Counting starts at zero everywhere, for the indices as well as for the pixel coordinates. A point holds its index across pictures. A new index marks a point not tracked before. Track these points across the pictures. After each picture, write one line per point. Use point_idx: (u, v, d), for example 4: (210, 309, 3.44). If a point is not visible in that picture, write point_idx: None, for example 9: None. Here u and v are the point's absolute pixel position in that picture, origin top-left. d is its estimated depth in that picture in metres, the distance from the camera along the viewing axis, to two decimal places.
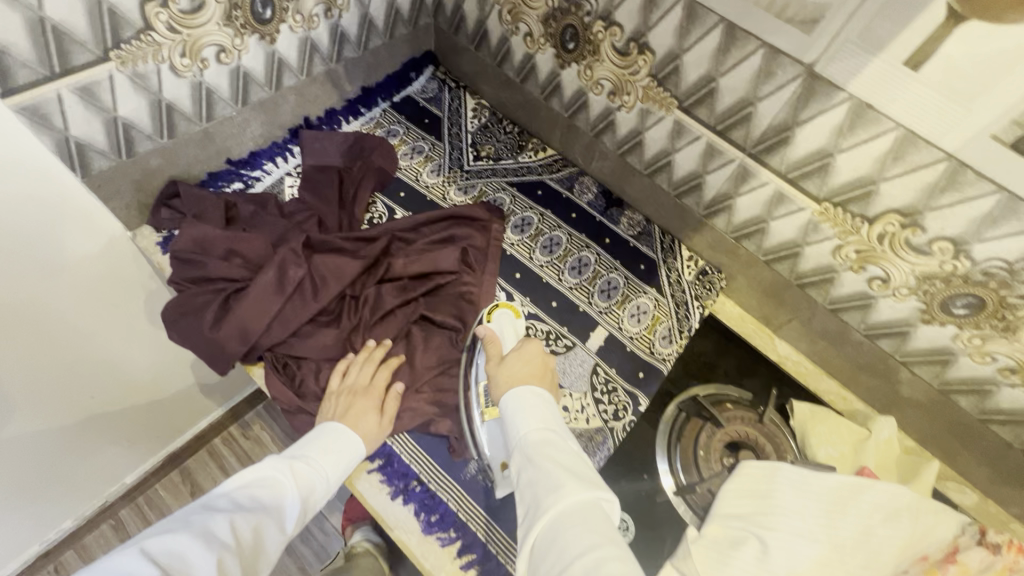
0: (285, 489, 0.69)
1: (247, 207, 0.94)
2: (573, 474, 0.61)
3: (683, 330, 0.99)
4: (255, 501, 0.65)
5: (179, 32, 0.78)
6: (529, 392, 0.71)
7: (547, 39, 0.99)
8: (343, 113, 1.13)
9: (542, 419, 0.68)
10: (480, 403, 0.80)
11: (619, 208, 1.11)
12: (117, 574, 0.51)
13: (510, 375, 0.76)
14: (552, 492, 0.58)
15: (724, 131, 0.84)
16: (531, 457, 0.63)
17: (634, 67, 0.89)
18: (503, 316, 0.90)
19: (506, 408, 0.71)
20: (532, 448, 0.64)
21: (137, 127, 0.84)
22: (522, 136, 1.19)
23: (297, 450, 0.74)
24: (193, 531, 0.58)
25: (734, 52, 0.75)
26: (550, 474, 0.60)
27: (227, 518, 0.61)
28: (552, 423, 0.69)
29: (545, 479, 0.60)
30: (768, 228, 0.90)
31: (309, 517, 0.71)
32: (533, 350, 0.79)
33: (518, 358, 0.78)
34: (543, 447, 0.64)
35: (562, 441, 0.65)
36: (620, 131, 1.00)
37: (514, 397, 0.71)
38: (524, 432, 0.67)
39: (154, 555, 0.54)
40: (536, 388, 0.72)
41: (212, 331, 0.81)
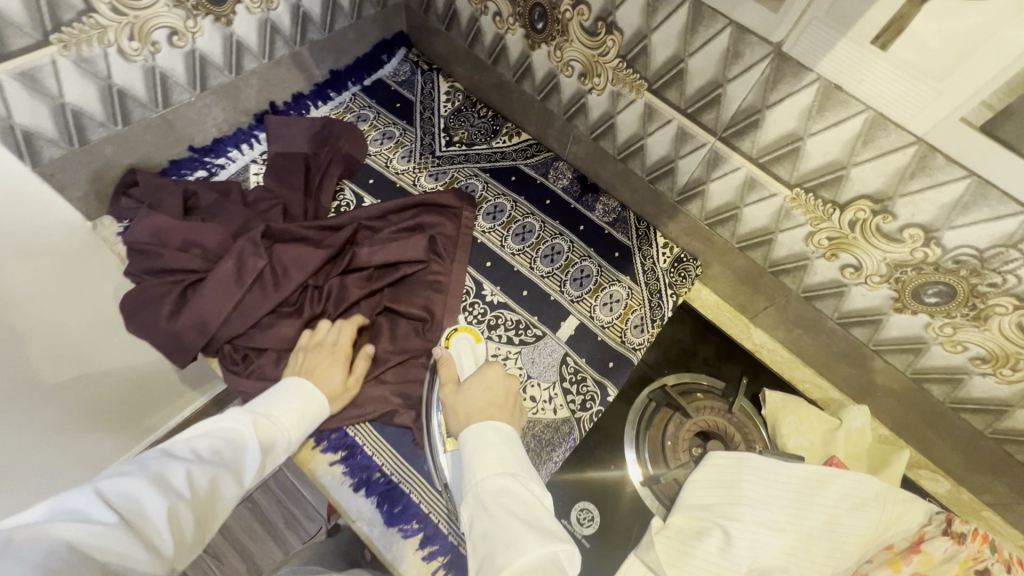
0: (247, 441, 0.67)
1: (208, 196, 0.92)
2: (529, 525, 0.58)
3: (656, 319, 0.97)
4: (215, 452, 0.63)
5: (125, 14, 0.75)
6: (489, 429, 0.69)
7: (516, 19, 0.95)
8: (311, 97, 1.10)
9: (499, 462, 0.65)
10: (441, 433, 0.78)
11: (594, 194, 1.09)
12: (69, 515, 0.49)
13: (469, 406, 0.73)
14: (507, 550, 0.55)
15: (695, 114, 0.81)
16: (486, 510, 0.61)
17: (603, 48, 0.85)
18: (463, 342, 0.88)
19: (463, 452, 0.68)
20: (487, 500, 0.61)
21: (88, 114, 0.81)
22: (496, 120, 1.16)
23: (261, 405, 0.72)
24: (149, 478, 0.56)
25: (701, 31, 0.72)
26: (503, 530, 0.57)
27: (185, 466, 0.59)
28: (512, 466, 0.66)
29: (501, 536, 0.57)
30: (741, 215, 0.88)
31: (269, 469, 0.70)
32: (494, 374, 0.78)
33: (480, 383, 0.76)
34: (499, 499, 0.61)
35: (520, 488, 0.62)
36: (592, 115, 0.97)
37: (469, 440, 0.68)
38: (479, 482, 0.64)
39: (109, 499, 0.52)
40: (495, 425, 0.70)
41: (170, 323, 0.79)
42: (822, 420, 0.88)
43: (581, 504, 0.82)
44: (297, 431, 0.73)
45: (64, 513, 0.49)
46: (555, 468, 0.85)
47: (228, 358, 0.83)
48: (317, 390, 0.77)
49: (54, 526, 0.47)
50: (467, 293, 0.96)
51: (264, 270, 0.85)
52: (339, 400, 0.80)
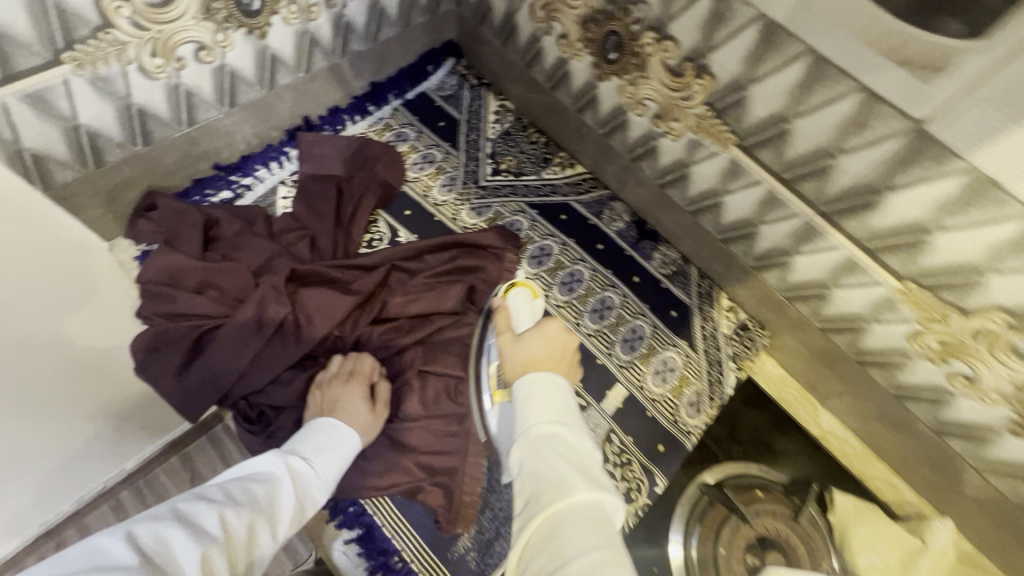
0: (280, 484, 0.61)
1: (231, 225, 0.84)
2: (581, 472, 0.46)
3: (713, 397, 0.87)
4: (248, 494, 0.57)
5: (146, 29, 0.66)
6: (544, 379, 0.53)
7: (585, 45, 0.83)
8: (349, 111, 1.00)
9: (555, 404, 0.51)
10: (491, 385, 0.66)
11: (652, 242, 0.97)
12: (98, 565, 0.42)
13: (524, 357, 0.58)
14: (551, 496, 0.44)
15: (792, 180, 0.69)
16: (535, 458, 0.47)
17: (687, 91, 0.73)
18: (521, 296, 0.72)
19: (513, 399, 0.54)
20: (536, 444, 0.48)
21: (105, 135, 0.73)
22: (549, 148, 1.05)
23: (293, 448, 0.67)
24: (178, 519, 0.49)
25: (819, 91, 0.59)
26: (552, 471, 0.45)
27: (217, 510, 0.52)
28: (565, 413, 0.51)
29: (550, 481, 0.45)
30: (829, 295, 0.76)
31: (304, 517, 0.62)
32: (556, 327, 0.60)
33: (536, 335, 0.59)
34: (549, 446, 0.48)
35: (575, 432, 0.49)
36: (662, 160, 0.85)
37: (523, 384, 0.53)
38: (528, 426, 0.50)
39: (142, 546, 0.45)
40: (549, 374, 0.54)
41: (182, 378, 0.72)
42: (901, 539, 0.77)
43: None
44: (329, 472, 0.68)
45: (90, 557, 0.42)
46: None
47: (242, 416, 0.75)
48: (349, 423, 0.72)
49: None
50: None
51: (286, 318, 0.77)
52: (369, 432, 0.74)
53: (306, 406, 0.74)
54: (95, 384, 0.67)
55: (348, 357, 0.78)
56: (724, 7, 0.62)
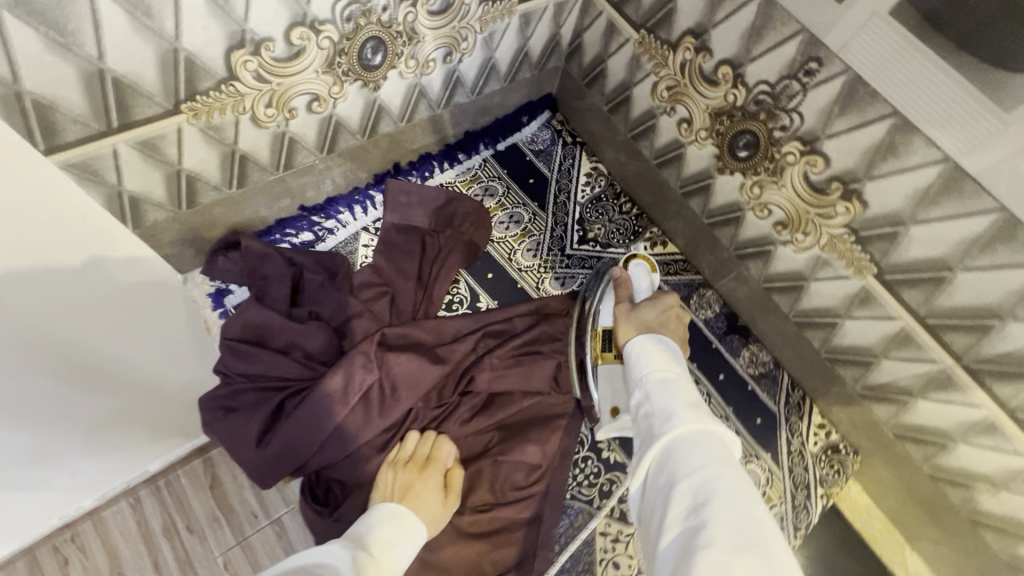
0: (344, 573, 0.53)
1: (314, 278, 0.80)
2: (693, 405, 0.52)
3: (798, 524, 0.81)
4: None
5: (268, 81, 0.62)
6: (658, 341, 0.61)
7: (710, 135, 0.77)
8: (439, 158, 0.95)
9: (669, 359, 0.58)
10: (596, 346, 0.75)
11: (742, 338, 0.90)
12: None
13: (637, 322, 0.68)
14: (666, 420, 0.50)
15: (937, 328, 0.63)
16: (650, 395, 0.54)
17: (828, 209, 0.67)
18: (639, 268, 0.84)
19: (628, 356, 0.62)
20: (652, 384, 0.56)
21: (203, 178, 0.70)
22: (640, 220, 0.99)
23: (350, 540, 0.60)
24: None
25: (1001, 251, 0.53)
26: (666, 404, 0.52)
27: None
28: (677, 367, 0.58)
29: (662, 410, 0.52)
30: (951, 447, 0.70)
31: None
32: (669, 304, 0.70)
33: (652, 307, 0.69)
34: (662, 388, 0.55)
35: (686, 378, 0.56)
36: (775, 265, 0.79)
37: (636, 343, 0.61)
38: (644, 376, 0.57)
39: None
40: (665, 339, 0.62)
41: (260, 448, 0.68)
42: None
43: None
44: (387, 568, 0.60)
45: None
46: None
47: (309, 490, 0.72)
48: (417, 512, 0.67)
49: None
50: (581, 443, 0.82)
51: (371, 386, 0.72)
52: (436, 524, 0.68)
53: (375, 486, 0.70)
54: (117, 385, 0.70)
55: (425, 435, 0.74)
56: (900, 141, 0.56)
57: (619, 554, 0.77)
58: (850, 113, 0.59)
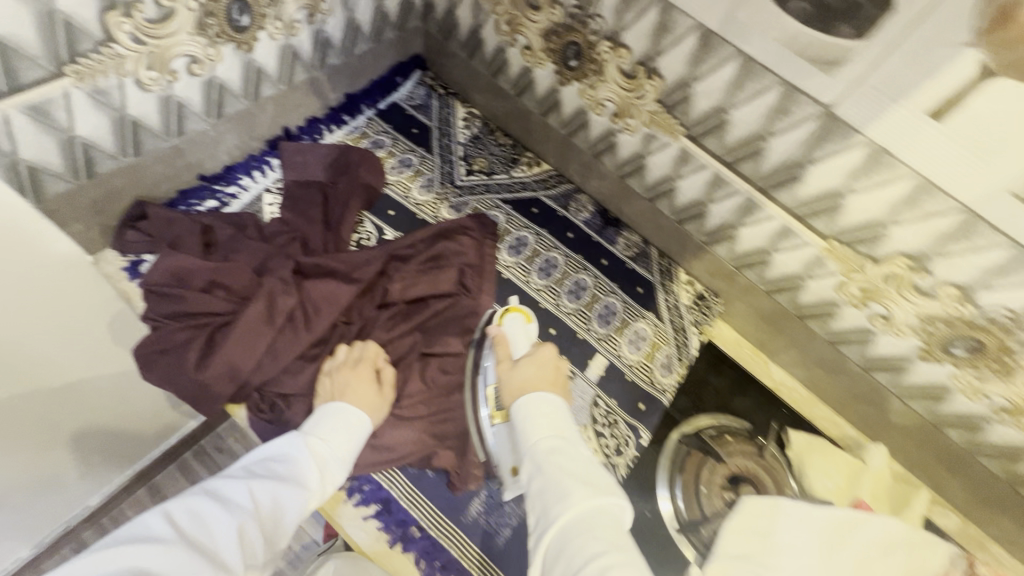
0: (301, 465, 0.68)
1: (225, 231, 0.87)
2: (580, 479, 0.58)
3: (682, 358, 0.97)
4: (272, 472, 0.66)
5: (145, 43, 0.70)
6: (541, 401, 0.67)
7: (547, 54, 0.93)
8: (326, 121, 1.05)
9: (554, 423, 0.65)
10: (490, 405, 0.76)
11: (616, 228, 1.08)
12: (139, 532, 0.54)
13: (520, 381, 0.71)
14: (559, 504, 0.56)
15: (734, 162, 0.82)
16: (540, 471, 0.60)
17: (641, 91, 0.85)
18: (515, 321, 0.86)
19: (515, 417, 0.67)
20: (541, 457, 0.61)
21: (98, 145, 0.75)
22: (516, 149, 1.14)
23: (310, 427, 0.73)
24: (186, 539, 0.55)
25: (749, 85, 0.72)
26: (558, 484, 0.57)
27: (244, 484, 0.63)
28: (564, 431, 0.65)
29: (555, 488, 0.57)
30: (770, 260, 0.89)
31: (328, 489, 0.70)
32: (548, 353, 0.74)
33: (530, 361, 0.73)
34: (551, 460, 0.60)
35: (572, 446, 0.62)
36: (621, 153, 0.97)
37: (522, 405, 0.67)
38: (533, 443, 0.63)
39: (178, 519, 0.57)
40: (545, 394, 0.68)
41: (199, 372, 0.73)
42: (849, 462, 0.89)
43: None
44: (346, 453, 0.73)
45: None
46: None
47: (253, 407, 0.78)
48: (355, 403, 0.76)
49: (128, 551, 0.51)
50: None
51: (294, 309, 0.80)
52: (376, 411, 0.77)
53: (315, 393, 0.78)
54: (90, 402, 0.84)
55: (353, 346, 0.82)
56: (668, 19, 0.74)
57: None
58: (632, 5, 0.77)
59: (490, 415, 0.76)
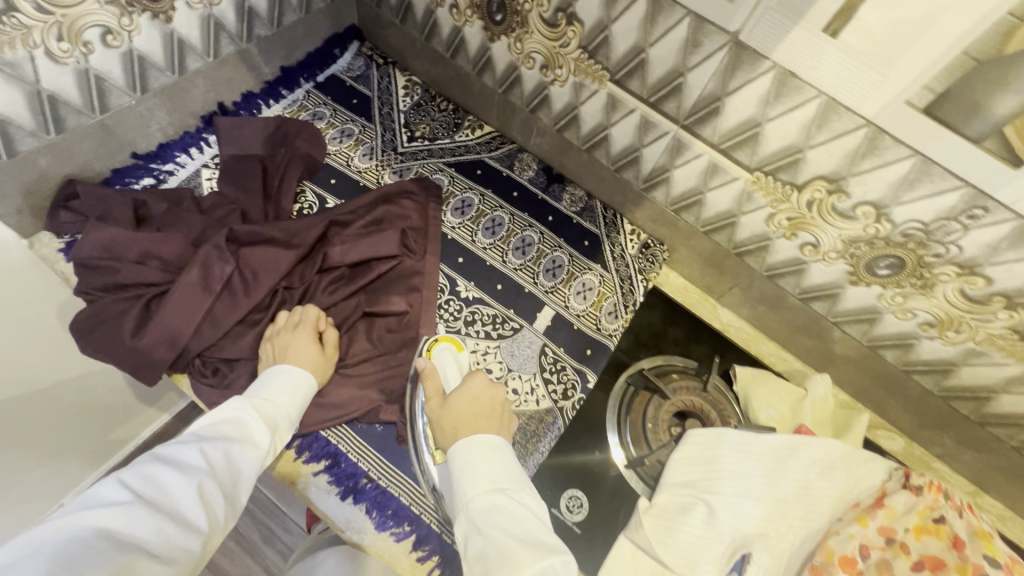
0: (250, 423, 0.68)
1: (159, 205, 0.87)
2: (516, 532, 0.57)
3: (628, 305, 0.99)
4: (222, 433, 0.66)
5: (51, 13, 0.69)
6: (475, 447, 0.66)
7: (474, 11, 0.94)
8: (262, 96, 1.05)
9: (492, 474, 0.64)
10: (429, 444, 0.75)
11: (561, 184, 1.09)
12: (95, 502, 0.53)
13: (455, 420, 0.70)
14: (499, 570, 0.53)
15: (658, 103, 0.83)
16: (479, 530, 0.59)
17: (564, 39, 0.86)
18: (445, 353, 0.84)
19: (452, 468, 0.66)
20: (478, 517, 0.60)
21: (15, 122, 0.74)
22: (458, 113, 1.14)
23: (255, 390, 0.73)
24: (144, 501, 0.55)
25: (661, 21, 0.73)
26: (495, 546, 0.56)
27: (195, 446, 0.62)
28: (501, 478, 0.64)
29: (491, 547, 0.56)
30: (704, 199, 0.91)
31: (281, 446, 0.71)
32: (477, 386, 0.74)
33: (462, 395, 0.73)
34: (489, 517, 0.59)
35: (508, 498, 0.61)
36: (555, 106, 0.97)
37: (456, 454, 0.66)
38: (471, 501, 0.62)
39: (132, 486, 0.56)
40: (481, 436, 0.67)
41: (136, 340, 0.74)
42: (791, 391, 0.92)
43: (569, 492, 0.84)
44: (294, 409, 0.74)
45: (60, 543, 0.49)
46: (542, 458, 0.86)
47: (196, 373, 0.78)
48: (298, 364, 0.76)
49: (87, 518, 0.51)
50: (442, 290, 0.95)
51: (232, 275, 0.81)
52: (320, 370, 0.79)
53: (258, 358, 0.79)
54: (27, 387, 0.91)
55: (293, 310, 0.83)
56: None
57: (490, 362, 0.91)
58: None
59: (431, 449, 0.75)
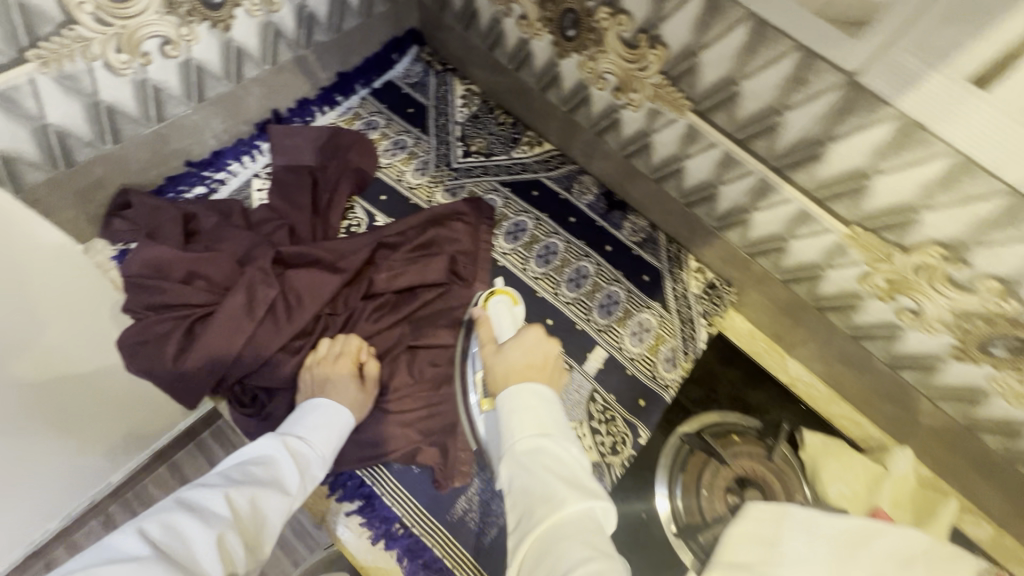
0: (280, 466, 0.64)
1: (209, 219, 0.85)
2: (568, 482, 0.50)
3: (687, 352, 0.91)
4: (251, 475, 0.62)
5: (110, 24, 0.67)
6: (528, 394, 0.57)
7: (544, 24, 0.87)
8: (317, 102, 1.01)
9: (540, 416, 0.55)
10: (479, 393, 0.74)
11: (622, 212, 1.01)
12: (111, 555, 0.48)
13: (506, 369, 0.62)
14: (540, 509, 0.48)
15: (745, 140, 0.74)
16: (522, 471, 0.52)
17: (643, 62, 0.77)
18: (501, 305, 0.79)
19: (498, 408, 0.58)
20: (523, 461, 0.52)
21: (74, 134, 0.74)
22: (516, 128, 1.07)
23: (286, 429, 0.70)
24: (164, 554, 0.50)
25: (762, 53, 0.64)
26: (540, 487, 0.49)
27: (221, 491, 0.58)
28: (549, 425, 0.55)
29: (542, 493, 0.49)
30: (787, 247, 0.81)
31: (308, 490, 0.67)
32: (533, 337, 0.65)
33: (517, 345, 0.64)
34: (534, 460, 0.52)
35: (559, 444, 0.53)
36: (625, 131, 0.89)
37: (506, 397, 0.57)
38: (515, 441, 0.54)
39: (153, 536, 0.51)
40: (536, 387, 0.58)
41: (177, 365, 0.73)
42: (868, 467, 0.83)
43: None
44: (326, 452, 0.70)
45: None
46: None
47: (235, 401, 0.77)
48: (337, 399, 0.74)
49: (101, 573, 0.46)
50: None
51: (276, 299, 0.78)
52: (358, 407, 0.76)
53: (297, 388, 0.77)
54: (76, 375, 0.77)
55: (336, 338, 0.80)
56: None
57: None
58: None
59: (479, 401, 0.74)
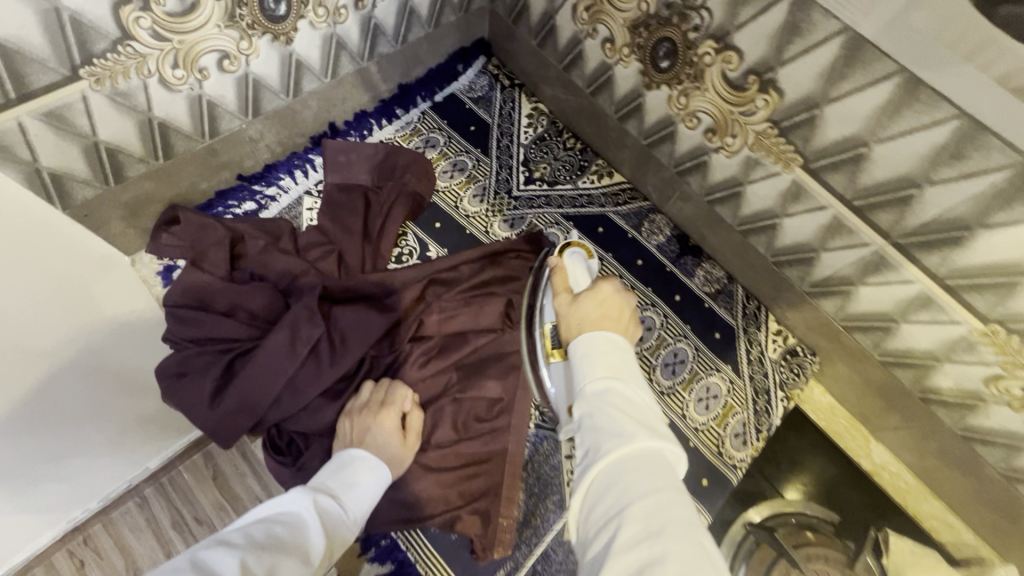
0: (304, 529, 0.54)
1: (256, 242, 0.78)
2: (642, 422, 0.41)
3: (760, 428, 0.82)
4: (272, 537, 0.50)
5: (167, 39, 0.62)
6: (602, 336, 0.47)
7: (632, 50, 0.77)
8: (376, 116, 0.95)
9: (614, 355, 0.45)
10: (546, 343, 0.61)
11: (696, 258, 0.90)
12: None
13: (577, 318, 0.51)
14: (606, 446, 0.39)
15: (864, 208, 0.63)
16: (591, 414, 0.42)
17: (749, 106, 0.67)
18: (576, 256, 0.66)
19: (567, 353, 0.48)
20: (591, 400, 0.42)
21: (125, 150, 0.70)
22: (585, 154, 0.98)
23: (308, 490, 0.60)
24: None
25: (907, 116, 0.53)
26: (610, 422, 0.40)
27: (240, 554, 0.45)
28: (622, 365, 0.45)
29: (609, 427, 0.40)
30: (896, 329, 0.70)
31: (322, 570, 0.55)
32: (612, 287, 0.53)
33: (591, 295, 0.53)
34: (604, 401, 0.42)
35: (634, 386, 0.43)
36: (712, 175, 0.79)
37: (579, 340, 0.47)
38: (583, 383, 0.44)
39: None
40: (611, 334, 0.47)
41: (215, 406, 0.69)
42: None
43: None
44: (346, 524, 0.60)
45: None
46: None
47: (271, 442, 0.74)
48: (376, 454, 0.68)
49: None
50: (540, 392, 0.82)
51: (320, 339, 0.72)
52: (398, 465, 0.70)
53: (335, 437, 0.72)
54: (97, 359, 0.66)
55: (379, 384, 0.74)
56: (802, 18, 0.56)
57: None
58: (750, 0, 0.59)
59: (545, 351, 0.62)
